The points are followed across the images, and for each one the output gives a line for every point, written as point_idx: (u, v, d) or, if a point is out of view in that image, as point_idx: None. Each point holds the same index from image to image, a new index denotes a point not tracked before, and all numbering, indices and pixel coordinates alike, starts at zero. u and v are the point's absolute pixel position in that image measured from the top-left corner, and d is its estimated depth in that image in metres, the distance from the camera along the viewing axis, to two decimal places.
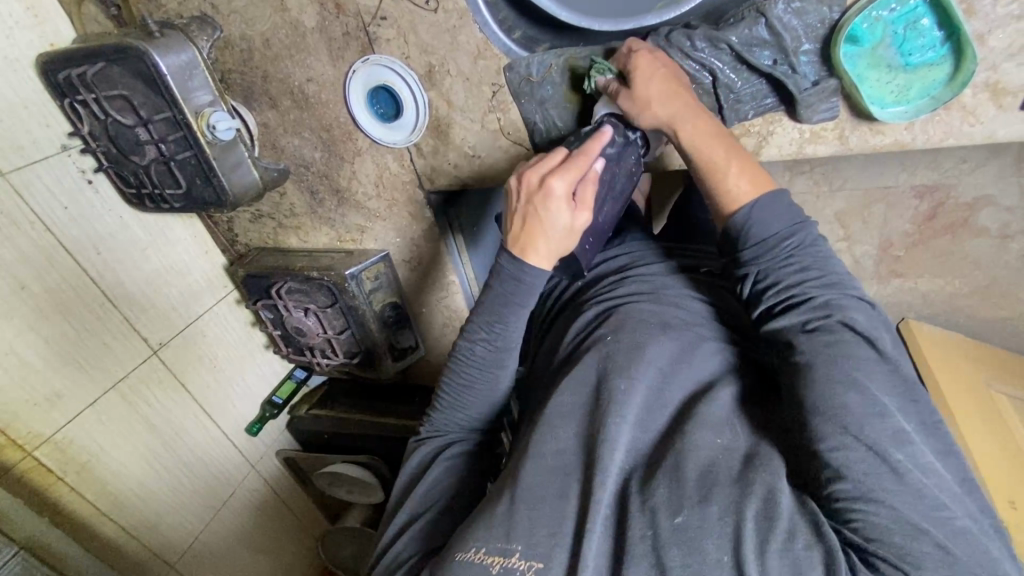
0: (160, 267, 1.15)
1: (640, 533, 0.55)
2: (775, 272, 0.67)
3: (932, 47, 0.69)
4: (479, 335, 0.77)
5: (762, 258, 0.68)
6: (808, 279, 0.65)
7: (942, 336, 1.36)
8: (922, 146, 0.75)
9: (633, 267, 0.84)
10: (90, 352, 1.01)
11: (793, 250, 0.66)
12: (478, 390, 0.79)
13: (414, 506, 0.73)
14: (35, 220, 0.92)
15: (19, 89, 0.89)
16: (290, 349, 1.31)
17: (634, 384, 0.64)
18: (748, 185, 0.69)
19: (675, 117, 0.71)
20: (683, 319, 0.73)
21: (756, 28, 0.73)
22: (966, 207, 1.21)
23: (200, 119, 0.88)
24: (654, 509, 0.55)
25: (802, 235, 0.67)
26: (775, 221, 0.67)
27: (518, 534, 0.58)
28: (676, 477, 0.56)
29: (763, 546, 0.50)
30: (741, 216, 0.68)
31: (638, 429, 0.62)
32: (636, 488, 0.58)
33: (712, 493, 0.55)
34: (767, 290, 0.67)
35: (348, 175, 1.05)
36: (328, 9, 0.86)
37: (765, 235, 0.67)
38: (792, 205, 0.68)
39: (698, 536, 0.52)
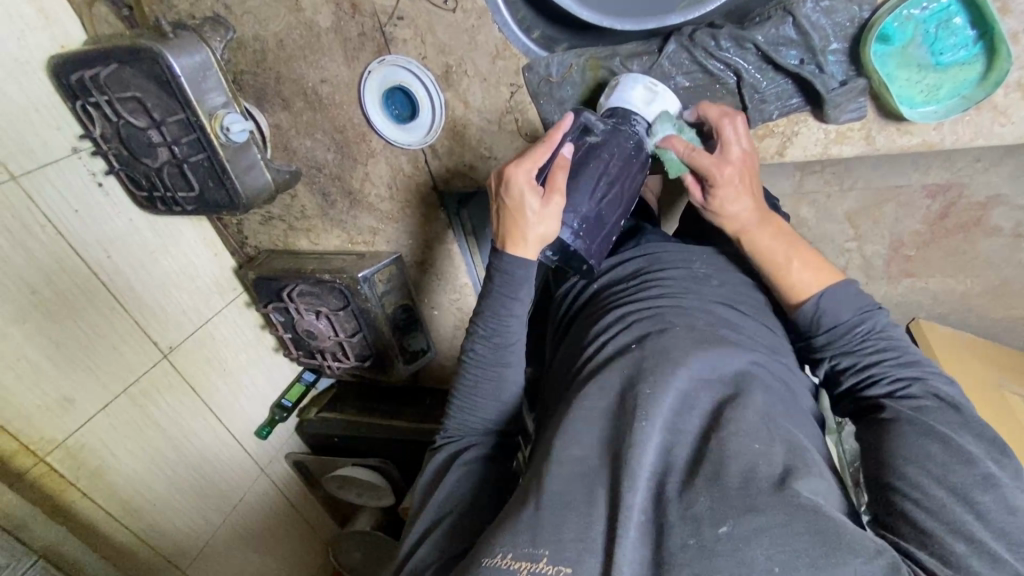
0: (171, 270, 1.14)
1: (681, 542, 0.53)
2: (851, 356, 0.72)
3: (965, 46, 0.67)
4: (483, 335, 0.77)
5: (837, 343, 0.73)
6: (884, 362, 0.69)
7: (953, 337, 1.35)
8: (950, 146, 0.74)
9: (652, 269, 0.83)
10: (100, 356, 1.00)
11: (863, 336, 0.72)
12: (489, 392, 0.78)
13: (433, 512, 0.72)
14: (45, 223, 0.91)
15: (30, 92, 0.88)
16: (300, 352, 1.30)
17: (661, 390, 0.63)
18: (813, 277, 0.74)
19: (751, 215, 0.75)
20: (707, 324, 0.72)
21: (783, 26, 0.71)
22: (979, 206, 1.20)
23: (214, 121, 0.88)
24: (694, 518, 0.54)
25: (872, 322, 0.72)
26: (845, 309, 0.72)
27: (545, 540, 0.56)
28: (717, 486, 0.55)
29: (822, 559, 0.49)
30: (810, 306, 0.73)
31: (669, 434, 0.61)
32: (672, 494, 0.56)
33: (756, 503, 0.53)
34: (846, 372, 0.72)
35: (361, 177, 1.04)
36: (344, 9, 0.85)
37: (836, 325, 0.72)
38: (861, 293, 0.73)
39: (747, 546, 0.51)
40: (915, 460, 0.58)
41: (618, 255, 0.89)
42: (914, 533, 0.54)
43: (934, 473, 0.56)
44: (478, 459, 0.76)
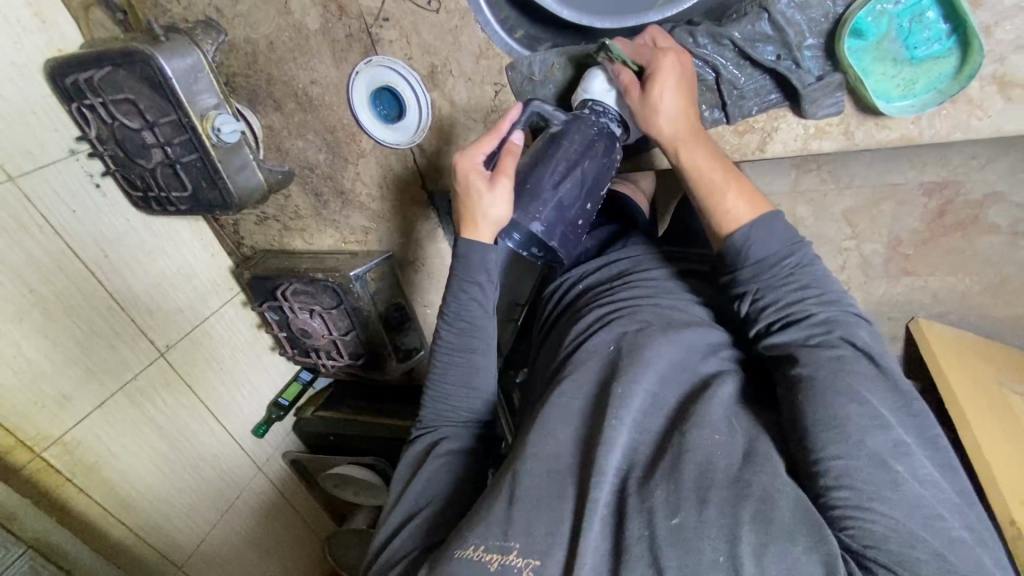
0: (167, 270, 1.16)
1: (636, 533, 0.54)
2: (775, 290, 0.68)
3: (938, 40, 0.68)
4: (454, 325, 0.79)
5: (762, 275, 0.68)
6: (809, 299, 0.66)
7: (953, 336, 1.34)
8: (930, 140, 0.74)
9: (635, 270, 0.83)
10: (97, 354, 1.02)
11: (791, 269, 0.67)
12: (462, 382, 0.79)
13: (409, 503, 0.73)
14: (43, 222, 0.93)
15: (28, 94, 0.90)
16: (295, 351, 1.31)
17: (633, 387, 0.63)
18: (745, 207, 0.70)
19: (676, 135, 0.72)
20: (684, 323, 0.72)
21: (759, 23, 0.71)
22: (976, 204, 1.20)
23: (205, 122, 0.89)
24: (650, 510, 0.54)
25: (801, 256, 0.68)
26: (774, 242, 0.68)
27: (515, 533, 0.57)
28: (672, 477, 0.56)
29: (763, 547, 0.50)
30: (739, 236, 0.69)
31: (637, 430, 0.62)
32: (634, 488, 0.57)
33: (708, 496, 0.54)
34: (767, 309, 0.68)
35: (352, 177, 1.06)
36: (332, 12, 0.86)
37: (764, 257, 0.68)
38: (788, 226, 0.69)
39: (696, 538, 0.52)
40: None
41: (604, 257, 0.90)
42: None
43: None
44: (456, 454, 0.76)
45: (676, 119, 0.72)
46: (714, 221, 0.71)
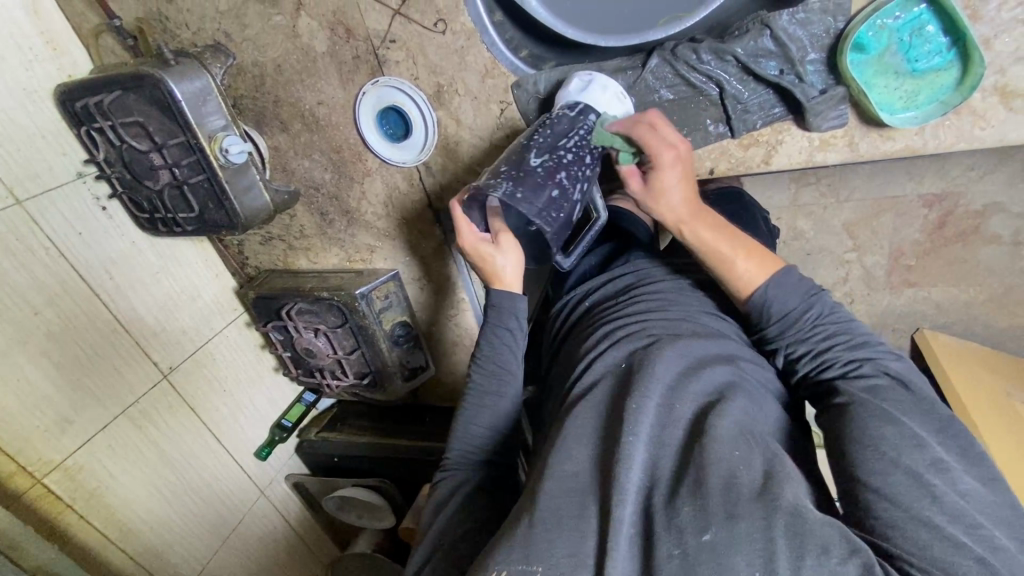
0: (170, 292, 1.17)
1: (666, 552, 0.52)
2: (804, 342, 0.72)
3: (939, 53, 0.68)
4: (485, 367, 0.82)
5: (788, 331, 0.72)
6: (836, 345, 0.69)
7: (960, 346, 1.35)
8: (934, 150, 0.74)
9: (642, 284, 0.84)
10: (101, 376, 1.02)
11: (814, 319, 0.72)
12: (484, 420, 0.80)
13: (430, 540, 0.72)
14: (50, 246, 0.95)
15: (36, 120, 0.92)
16: (300, 372, 1.30)
17: (647, 401, 0.62)
18: (760, 266, 0.74)
19: (689, 212, 0.76)
20: (692, 335, 0.72)
21: (762, 39, 0.72)
22: (976, 215, 1.23)
23: (213, 143, 0.90)
24: (679, 527, 0.53)
25: (820, 305, 0.72)
26: (793, 295, 0.72)
27: (539, 555, 0.55)
28: (699, 496, 0.54)
29: (797, 561, 0.49)
30: (760, 297, 0.73)
31: (654, 444, 0.60)
32: (659, 505, 0.56)
33: (736, 510, 0.52)
34: (801, 359, 0.72)
35: (358, 197, 1.06)
36: (339, 34, 0.87)
37: (786, 312, 0.72)
38: (804, 277, 0.74)
39: (728, 554, 0.50)
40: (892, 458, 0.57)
41: (609, 272, 0.90)
42: (880, 529, 0.54)
43: (906, 462, 0.55)
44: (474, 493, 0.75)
45: (684, 207, 0.76)
46: (735, 285, 0.75)
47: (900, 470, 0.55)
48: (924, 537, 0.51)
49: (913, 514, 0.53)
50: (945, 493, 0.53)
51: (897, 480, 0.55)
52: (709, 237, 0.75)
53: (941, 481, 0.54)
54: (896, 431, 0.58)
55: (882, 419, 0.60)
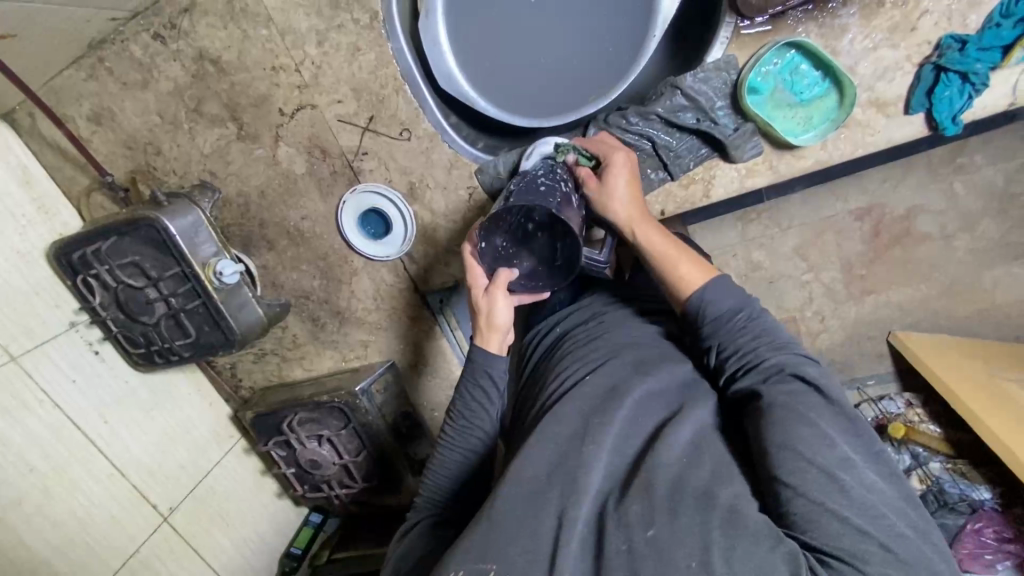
0: (166, 427, 1.15)
1: (615, 548, 0.56)
2: (733, 342, 0.71)
3: (817, 84, 0.83)
4: (459, 425, 0.83)
5: (720, 331, 0.73)
6: (762, 346, 0.69)
7: (931, 339, 1.44)
8: (840, 159, 0.85)
9: (608, 311, 0.92)
10: (96, 528, 0.99)
11: (745, 321, 0.72)
12: (455, 461, 0.83)
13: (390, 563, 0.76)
14: (44, 398, 0.96)
15: (30, 279, 0.96)
16: (306, 488, 1.26)
17: (615, 417, 0.68)
18: (690, 272, 0.77)
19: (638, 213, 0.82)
20: (660, 357, 0.78)
21: (675, 98, 0.86)
22: (903, 219, 1.39)
23: (208, 268, 0.96)
24: (627, 524, 0.57)
25: (753, 309, 0.73)
26: (725, 299, 0.73)
27: (493, 555, 0.58)
28: (647, 494, 0.58)
29: (731, 552, 0.53)
30: (696, 299, 0.74)
31: (617, 453, 0.65)
32: (611, 507, 0.60)
33: (678, 506, 0.57)
34: (730, 358, 0.71)
35: (347, 296, 1.12)
36: (315, 155, 0.98)
37: (719, 314, 0.73)
38: (736, 285, 0.75)
39: (670, 547, 0.54)
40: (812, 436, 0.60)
41: (577, 303, 0.98)
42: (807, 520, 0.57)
43: (821, 461, 0.55)
44: (434, 529, 0.77)
45: (633, 207, 0.82)
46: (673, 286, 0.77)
47: (814, 469, 0.55)
48: (835, 526, 0.53)
49: (828, 507, 0.54)
50: (853, 486, 0.54)
51: (811, 476, 0.55)
52: (655, 237, 0.80)
53: (851, 477, 0.55)
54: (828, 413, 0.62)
55: (801, 420, 0.59)
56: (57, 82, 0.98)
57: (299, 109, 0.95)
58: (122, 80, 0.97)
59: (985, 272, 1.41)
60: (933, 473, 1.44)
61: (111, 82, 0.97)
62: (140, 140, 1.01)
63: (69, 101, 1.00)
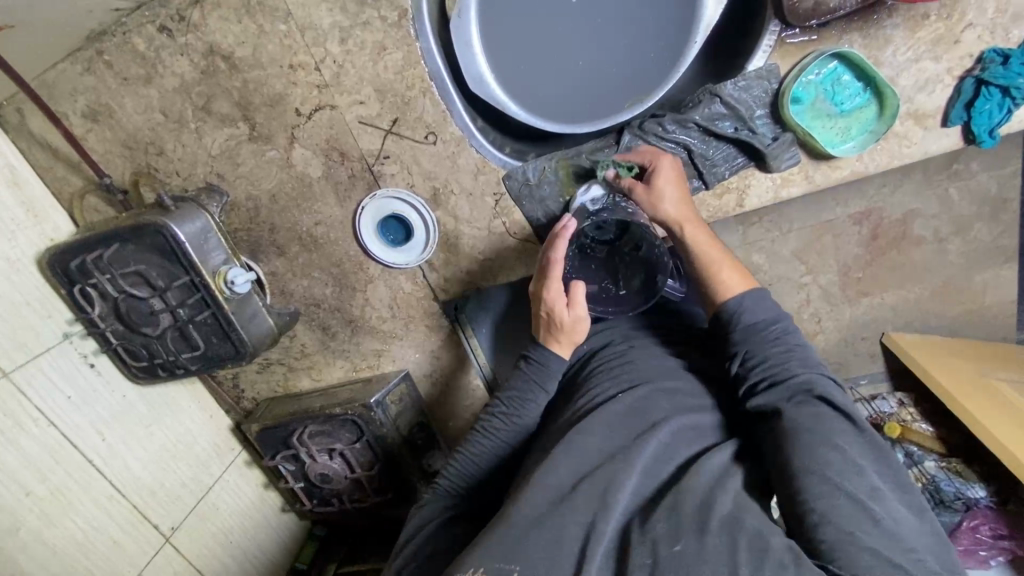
0: (166, 442, 1.09)
1: (639, 561, 0.57)
2: (762, 353, 0.72)
3: (858, 94, 0.83)
4: (503, 417, 0.82)
5: (750, 340, 0.73)
6: (794, 361, 0.70)
7: (921, 339, 1.49)
8: (874, 170, 0.86)
9: (638, 333, 0.89)
10: (97, 552, 0.94)
11: (778, 334, 0.73)
12: (490, 453, 0.81)
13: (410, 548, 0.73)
14: (39, 416, 0.89)
15: (22, 288, 0.90)
16: (314, 502, 1.22)
17: (654, 444, 0.68)
18: (730, 282, 0.78)
19: (684, 215, 0.82)
20: (698, 396, 0.76)
21: (714, 105, 0.84)
22: (899, 222, 1.41)
23: (218, 277, 0.91)
24: (652, 539, 0.58)
25: (786, 325, 0.74)
26: (762, 311, 0.75)
27: (515, 556, 0.59)
28: (672, 512, 0.60)
29: (757, 566, 0.53)
30: (733, 306, 0.76)
31: (647, 474, 0.66)
32: (635, 521, 0.61)
33: (707, 525, 0.58)
34: (756, 367, 0.72)
35: (362, 304, 1.08)
36: (334, 158, 0.93)
37: (754, 324, 0.74)
38: (774, 300, 0.77)
39: (694, 564, 0.55)
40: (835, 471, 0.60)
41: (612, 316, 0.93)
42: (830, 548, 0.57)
43: (850, 487, 0.57)
44: (453, 520, 0.75)
45: (684, 204, 0.81)
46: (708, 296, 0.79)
47: (843, 497, 0.57)
48: (867, 558, 0.53)
49: (858, 538, 0.55)
50: (883, 517, 0.56)
51: (840, 505, 0.57)
52: (703, 240, 0.80)
53: (880, 508, 0.57)
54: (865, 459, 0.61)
55: (825, 444, 0.61)
56: (50, 76, 0.91)
57: (317, 109, 0.90)
58: (122, 75, 0.90)
59: (974, 275, 1.46)
60: (929, 472, 1.46)
61: (111, 77, 0.90)
62: (141, 139, 0.95)
63: (63, 97, 0.93)
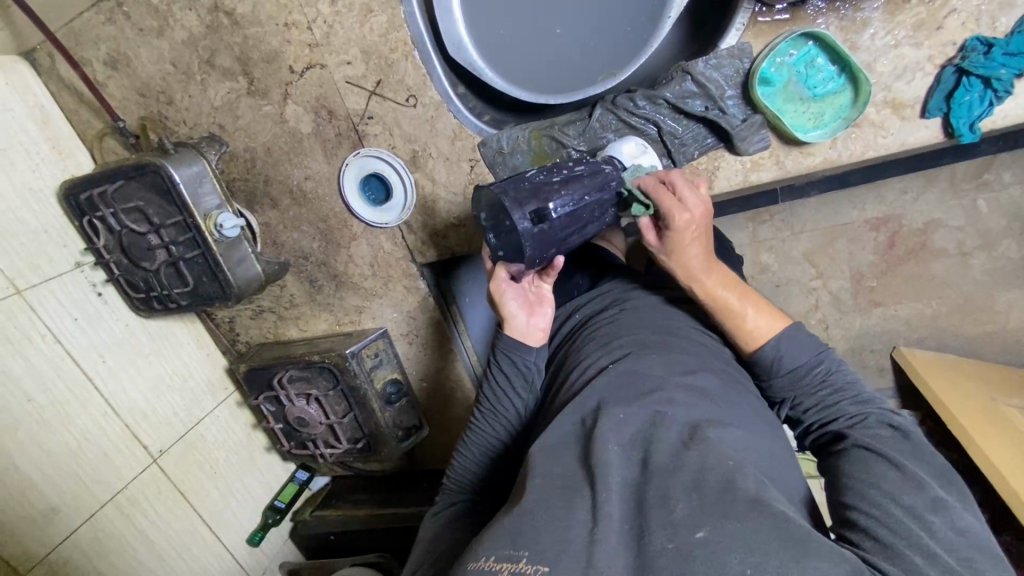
0: (164, 372, 1.18)
1: (659, 546, 0.51)
2: (812, 398, 0.75)
3: (833, 79, 0.81)
4: (488, 405, 0.88)
5: (795, 388, 0.76)
6: (843, 401, 0.73)
7: (938, 359, 1.41)
8: (849, 160, 0.83)
9: (630, 298, 0.91)
10: (88, 462, 1.01)
11: (824, 375, 0.76)
12: (484, 446, 0.86)
13: (426, 545, 0.76)
14: (46, 333, 0.98)
15: (41, 217, 0.99)
16: (292, 444, 1.29)
17: (630, 412, 0.65)
18: (766, 321, 0.79)
19: (697, 267, 0.80)
20: (693, 368, 0.73)
21: (685, 83, 0.85)
22: (920, 232, 1.35)
23: (209, 220, 0.97)
24: (673, 523, 0.52)
25: (828, 362, 0.76)
26: (801, 351, 0.76)
27: (525, 541, 0.54)
28: (695, 493, 0.54)
29: (788, 559, 0.49)
30: (770, 351, 0.77)
31: (645, 447, 0.61)
32: (653, 501, 0.55)
33: (729, 510, 0.52)
34: (809, 411, 0.76)
35: (345, 261, 1.13)
36: (322, 116, 0.99)
37: (795, 368, 0.76)
38: (810, 334, 0.78)
39: (721, 553, 0.49)
40: (883, 487, 0.60)
41: (598, 291, 0.97)
42: (879, 549, 0.55)
43: (906, 501, 0.58)
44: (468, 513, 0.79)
45: (694, 259, 0.80)
46: (744, 338, 0.79)
47: (896, 505, 0.57)
48: (917, 561, 0.53)
49: (908, 540, 0.54)
50: (940, 529, 0.56)
51: (890, 518, 0.57)
52: (716, 291, 0.79)
53: (940, 519, 0.57)
54: (892, 471, 0.61)
55: (884, 460, 0.62)
56: (77, 24, 0.99)
57: (308, 68, 0.95)
58: (138, 26, 0.97)
59: (998, 294, 1.37)
60: None
61: (129, 28, 0.98)
62: (153, 88, 1.02)
63: (87, 44, 1.01)
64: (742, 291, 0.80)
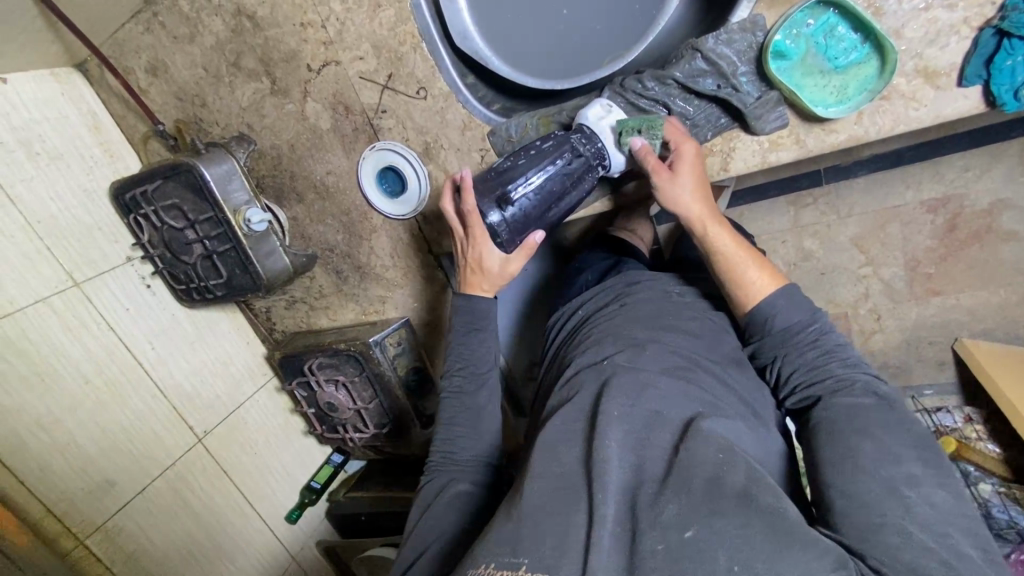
0: (207, 360, 1.26)
1: (649, 547, 0.49)
2: (800, 358, 0.70)
3: (855, 48, 0.77)
4: (466, 378, 0.85)
5: (786, 344, 0.71)
6: (832, 364, 0.67)
7: (1006, 352, 1.29)
8: (877, 135, 0.80)
9: (631, 292, 0.87)
10: (140, 441, 1.10)
11: (815, 336, 0.70)
12: (466, 424, 0.84)
13: (422, 537, 0.73)
14: (101, 322, 1.07)
15: (95, 215, 1.08)
16: (325, 428, 1.35)
17: (625, 412, 0.62)
18: (762, 279, 0.74)
19: (705, 213, 0.77)
20: (690, 370, 0.69)
21: (695, 61, 0.83)
22: (984, 213, 1.23)
23: (238, 215, 1.03)
24: (662, 525, 0.50)
25: (820, 324, 0.71)
26: (793, 310, 0.71)
27: (525, 548, 0.52)
28: (682, 493, 0.52)
29: (776, 553, 0.47)
30: (763, 309, 0.72)
31: (639, 448, 0.59)
32: (645, 501, 0.53)
33: (717, 507, 0.50)
34: (796, 373, 0.70)
35: (368, 252, 1.17)
36: (339, 111, 1.02)
37: (787, 325, 0.71)
38: (806, 298, 0.73)
39: (707, 548, 0.48)
40: (862, 462, 0.55)
41: (600, 285, 0.93)
42: (857, 533, 0.52)
43: (886, 474, 0.54)
44: (461, 493, 0.77)
45: (703, 203, 0.78)
46: (741, 294, 0.75)
47: (878, 482, 0.53)
48: (895, 541, 0.50)
49: (889, 520, 0.51)
50: (918, 504, 0.52)
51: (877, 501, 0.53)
52: (725, 238, 0.76)
53: (918, 495, 0.53)
54: (872, 445, 0.57)
55: (861, 433, 0.58)
56: (119, 35, 1.06)
57: (325, 65, 0.98)
58: (172, 34, 1.04)
59: None
60: (982, 495, 1.29)
61: (165, 36, 1.05)
62: (188, 92, 1.09)
63: (130, 54, 1.08)
64: (743, 244, 0.76)
